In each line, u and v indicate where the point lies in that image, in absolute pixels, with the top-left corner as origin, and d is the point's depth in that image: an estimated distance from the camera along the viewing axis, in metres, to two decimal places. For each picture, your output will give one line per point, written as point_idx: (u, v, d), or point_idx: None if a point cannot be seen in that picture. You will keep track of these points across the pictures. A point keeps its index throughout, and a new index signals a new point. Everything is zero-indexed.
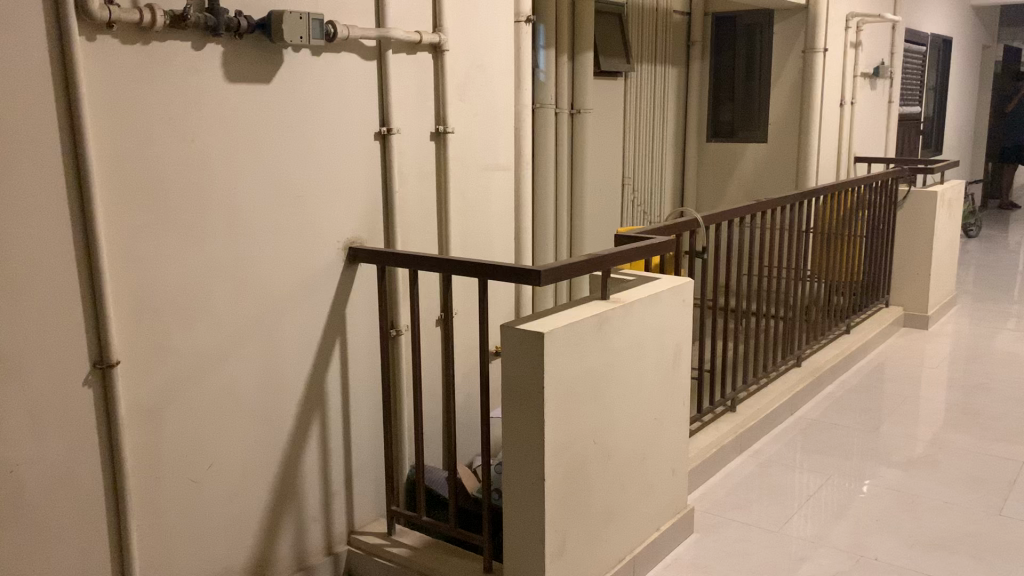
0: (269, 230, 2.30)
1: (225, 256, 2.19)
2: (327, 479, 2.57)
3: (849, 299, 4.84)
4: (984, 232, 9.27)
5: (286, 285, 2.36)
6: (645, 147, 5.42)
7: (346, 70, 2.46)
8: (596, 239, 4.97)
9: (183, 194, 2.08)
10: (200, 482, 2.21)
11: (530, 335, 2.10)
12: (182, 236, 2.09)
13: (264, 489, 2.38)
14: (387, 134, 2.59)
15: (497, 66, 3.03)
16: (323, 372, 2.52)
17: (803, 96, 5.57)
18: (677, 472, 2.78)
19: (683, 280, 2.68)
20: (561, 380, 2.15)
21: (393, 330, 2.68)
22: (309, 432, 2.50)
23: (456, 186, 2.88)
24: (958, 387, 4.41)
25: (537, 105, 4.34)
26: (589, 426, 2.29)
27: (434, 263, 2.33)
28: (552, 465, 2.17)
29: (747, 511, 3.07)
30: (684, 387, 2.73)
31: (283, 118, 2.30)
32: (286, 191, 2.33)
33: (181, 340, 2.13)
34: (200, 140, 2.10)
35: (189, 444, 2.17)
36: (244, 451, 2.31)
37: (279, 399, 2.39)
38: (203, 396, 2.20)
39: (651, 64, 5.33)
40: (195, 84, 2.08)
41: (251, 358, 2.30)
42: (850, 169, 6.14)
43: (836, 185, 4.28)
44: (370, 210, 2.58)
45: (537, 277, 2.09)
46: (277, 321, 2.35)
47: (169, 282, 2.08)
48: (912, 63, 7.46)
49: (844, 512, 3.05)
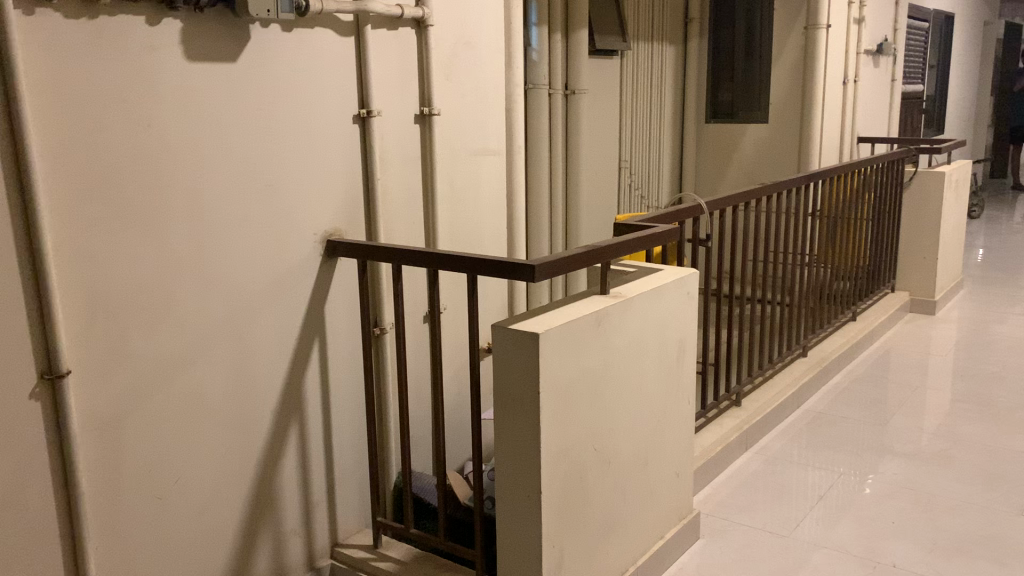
0: (238, 221, 2.11)
1: (189, 253, 2.00)
2: (307, 489, 2.39)
3: (855, 285, 4.66)
4: (986, 213, 9.10)
5: (259, 281, 2.17)
6: (643, 129, 5.22)
7: (322, 47, 2.26)
8: (592, 227, 4.79)
9: (140, 185, 1.89)
10: (165, 499, 2.03)
11: (523, 336, 1.92)
12: (139, 231, 1.90)
13: (238, 504, 2.20)
14: (367, 116, 2.39)
15: (484, 43, 2.83)
16: (301, 375, 2.33)
17: (805, 75, 5.36)
18: (682, 475, 2.61)
19: (688, 271, 2.50)
20: (557, 383, 1.97)
21: (376, 327, 2.50)
22: (286, 440, 2.32)
23: (442, 172, 2.69)
24: (969, 376, 4.25)
25: (529, 86, 4.12)
26: (588, 432, 2.12)
27: (418, 257, 2.15)
28: (549, 477, 2.00)
29: (755, 514, 2.90)
30: (688, 386, 2.56)
31: (252, 100, 2.10)
32: (256, 179, 2.13)
33: (142, 346, 1.94)
34: (159, 125, 1.91)
35: (153, 460, 2.00)
36: (216, 464, 2.14)
37: (253, 405, 2.21)
38: (167, 405, 2.01)
39: (647, 43, 5.13)
40: (151, 63, 1.88)
41: (220, 362, 2.11)
42: (853, 149, 5.95)
43: (842, 167, 4.09)
44: (349, 200, 2.39)
45: (530, 273, 1.91)
46: (249, 321, 2.17)
47: (126, 282, 1.89)
48: (915, 39, 7.26)
49: (858, 514, 2.89)
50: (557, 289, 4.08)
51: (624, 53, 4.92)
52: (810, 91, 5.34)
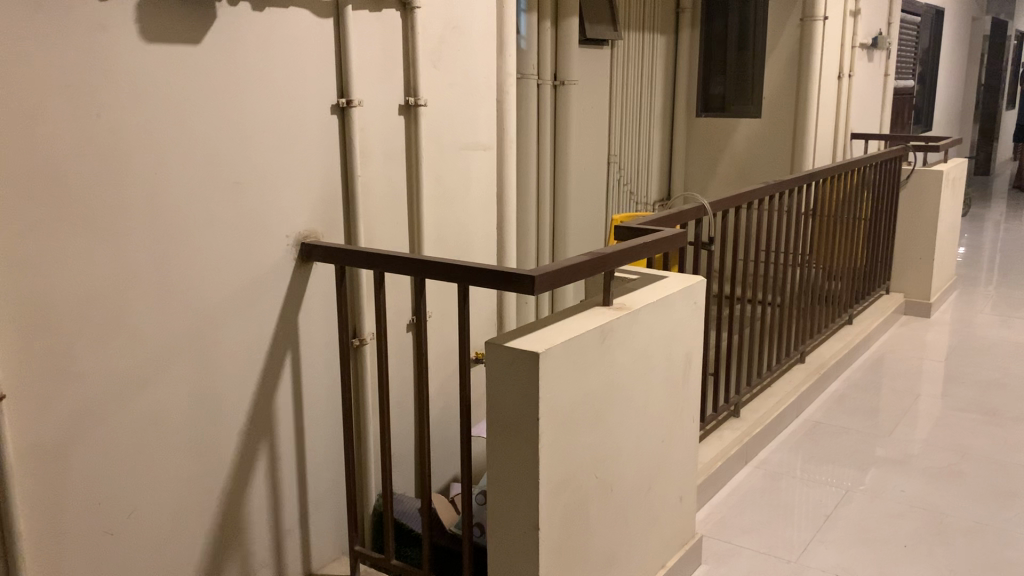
0: (202, 223, 1.88)
1: (144, 259, 1.78)
2: (278, 516, 2.18)
3: (852, 287, 4.49)
4: (972, 212, 9.04)
5: (225, 289, 1.95)
6: (633, 122, 5.02)
7: (297, 29, 2.04)
8: (580, 225, 4.59)
9: (89, 181, 1.66)
10: (118, 533, 1.81)
11: (520, 355, 1.72)
12: (85, 234, 1.67)
13: (202, 535, 1.99)
14: (347, 106, 2.17)
15: (475, 28, 2.61)
16: (272, 391, 2.12)
17: (801, 68, 5.18)
18: (686, 498, 2.43)
19: (694, 279, 2.31)
20: (557, 408, 1.77)
21: (356, 338, 2.28)
22: (255, 464, 2.10)
23: (428, 168, 2.48)
24: (970, 383, 4.11)
25: (519, 76, 3.91)
26: (590, 459, 1.92)
27: (402, 264, 1.93)
28: (548, 512, 1.80)
29: (759, 536, 2.73)
30: (693, 402, 2.37)
31: (219, 87, 1.87)
32: (222, 175, 1.91)
33: (91, 365, 1.72)
34: (110, 114, 1.68)
35: (104, 490, 1.77)
36: (176, 494, 1.92)
37: (218, 425, 1.99)
38: (121, 430, 1.79)
39: (638, 32, 4.94)
40: (101, 43, 1.65)
41: (181, 379, 1.89)
42: (847, 145, 5.79)
43: (843, 165, 3.91)
44: (327, 198, 2.17)
45: (530, 286, 1.70)
46: (215, 332, 1.95)
47: (71, 293, 1.66)
48: (907, 34, 7.14)
49: (868, 536, 2.72)
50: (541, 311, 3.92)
51: (614, 43, 4.72)
52: (805, 85, 5.17)
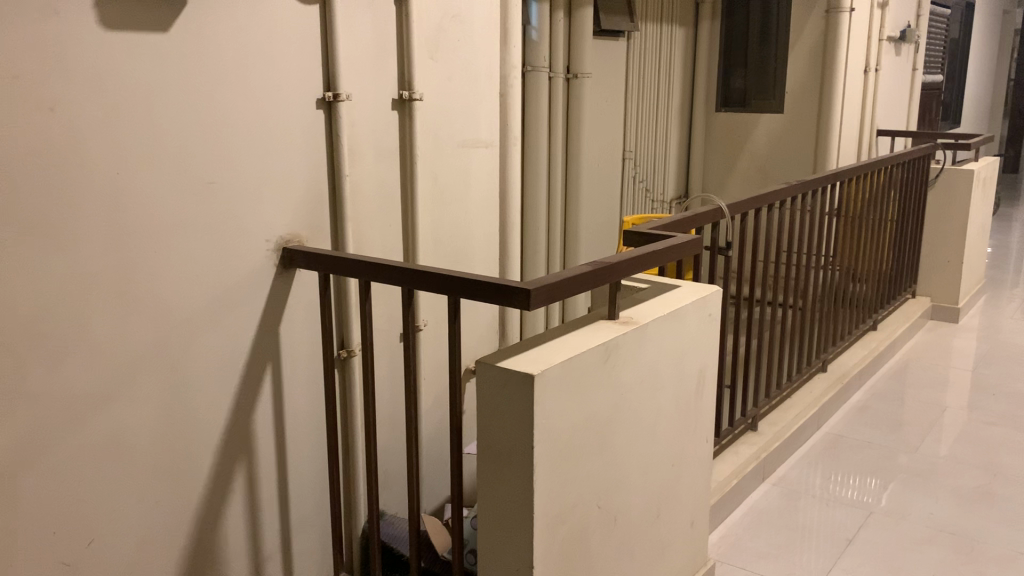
0: (172, 227, 1.73)
1: (106, 268, 1.63)
2: (257, 538, 2.04)
3: (877, 291, 4.28)
4: (1001, 211, 8.77)
5: (197, 299, 1.80)
6: (648, 116, 4.83)
7: (278, 18, 1.88)
8: (593, 224, 4.42)
9: (42, 183, 1.51)
10: (77, 564, 1.67)
11: (514, 377, 1.56)
12: (39, 241, 1.52)
13: (173, 562, 1.84)
14: (334, 100, 2.01)
15: (476, 17, 2.45)
16: (251, 406, 1.97)
17: (825, 62, 4.96)
18: (698, 524, 2.26)
19: (709, 290, 2.14)
20: (555, 433, 1.61)
21: (343, 350, 2.15)
22: (231, 486, 1.95)
23: (424, 167, 2.32)
24: (1001, 395, 3.90)
25: (528, 69, 3.71)
26: (591, 488, 1.76)
27: (387, 274, 1.77)
28: (543, 550, 1.64)
29: (774, 562, 2.56)
30: (706, 421, 2.20)
31: (189, 80, 1.72)
32: (195, 176, 1.76)
33: (51, 380, 1.58)
34: (66, 110, 1.53)
35: (64, 516, 1.63)
36: (143, 520, 1.77)
37: (190, 444, 1.84)
38: (82, 450, 1.65)
39: (656, 24, 4.75)
40: (55, 32, 1.50)
41: (149, 396, 1.75)
42: (871, 144, 5.57)
43: (869, 164, 3.71)
44: (312, 199, 2.02)
45: (525, 299, 1.53)
46: (187, 344, 1.80)
47: (25, 304, 1.52)
48: (935, 27, 6.89)
49: (890, 563, 2.54)
50: (552, 316, 3.75)
51: (630, 35, 4.53)
52: (829, 79, 4.95)
